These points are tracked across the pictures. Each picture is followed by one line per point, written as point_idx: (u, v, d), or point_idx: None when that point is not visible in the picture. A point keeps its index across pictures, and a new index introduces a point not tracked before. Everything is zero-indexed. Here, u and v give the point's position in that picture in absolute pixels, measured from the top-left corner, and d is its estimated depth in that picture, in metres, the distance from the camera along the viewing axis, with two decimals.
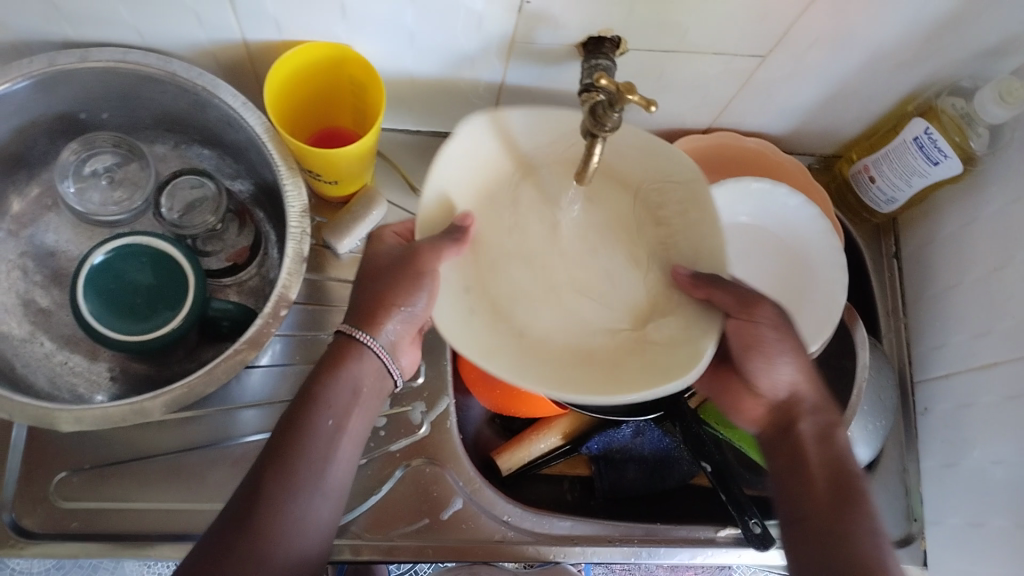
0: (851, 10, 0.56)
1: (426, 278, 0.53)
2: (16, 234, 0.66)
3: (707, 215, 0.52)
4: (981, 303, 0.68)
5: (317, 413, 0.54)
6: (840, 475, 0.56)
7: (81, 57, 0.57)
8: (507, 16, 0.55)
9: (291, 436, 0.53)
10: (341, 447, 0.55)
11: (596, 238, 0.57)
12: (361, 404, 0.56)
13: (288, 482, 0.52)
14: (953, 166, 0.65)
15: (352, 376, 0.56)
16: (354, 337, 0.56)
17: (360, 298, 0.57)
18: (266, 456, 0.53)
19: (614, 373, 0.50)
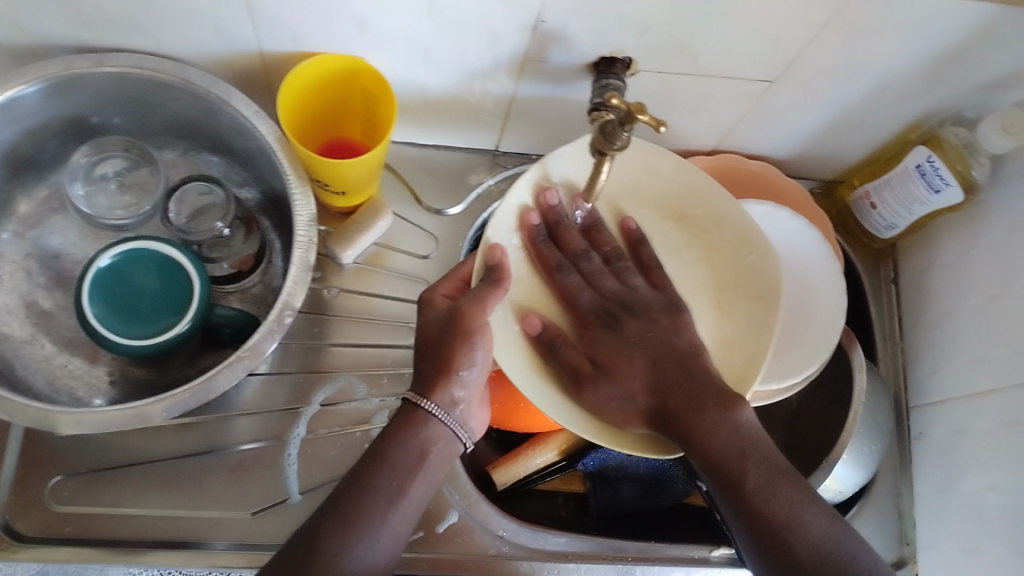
0: (859, 39, 0.57)
1: (476, 330, 0.56)
2: (21, 235, 0.66)
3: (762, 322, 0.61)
4: (978, 330, 0.69)
5: (380, 476, 0.54)
6: (721, 458, 0.53)
7: (97, 61, 0.58)
8: (522, 33, 0.56)
9: (351, 496, 0.53)
10: (398, 509, 0.54)
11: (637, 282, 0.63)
12: (426, 471, 0.56)
13: (340, 544, 0.51)
14: (955, 194, 0.66)
15: (421, 442, 0.56)
16: (418, 405, 0.56)
17: (420, 368, 0.57)
18: (323, 514, 0.53)
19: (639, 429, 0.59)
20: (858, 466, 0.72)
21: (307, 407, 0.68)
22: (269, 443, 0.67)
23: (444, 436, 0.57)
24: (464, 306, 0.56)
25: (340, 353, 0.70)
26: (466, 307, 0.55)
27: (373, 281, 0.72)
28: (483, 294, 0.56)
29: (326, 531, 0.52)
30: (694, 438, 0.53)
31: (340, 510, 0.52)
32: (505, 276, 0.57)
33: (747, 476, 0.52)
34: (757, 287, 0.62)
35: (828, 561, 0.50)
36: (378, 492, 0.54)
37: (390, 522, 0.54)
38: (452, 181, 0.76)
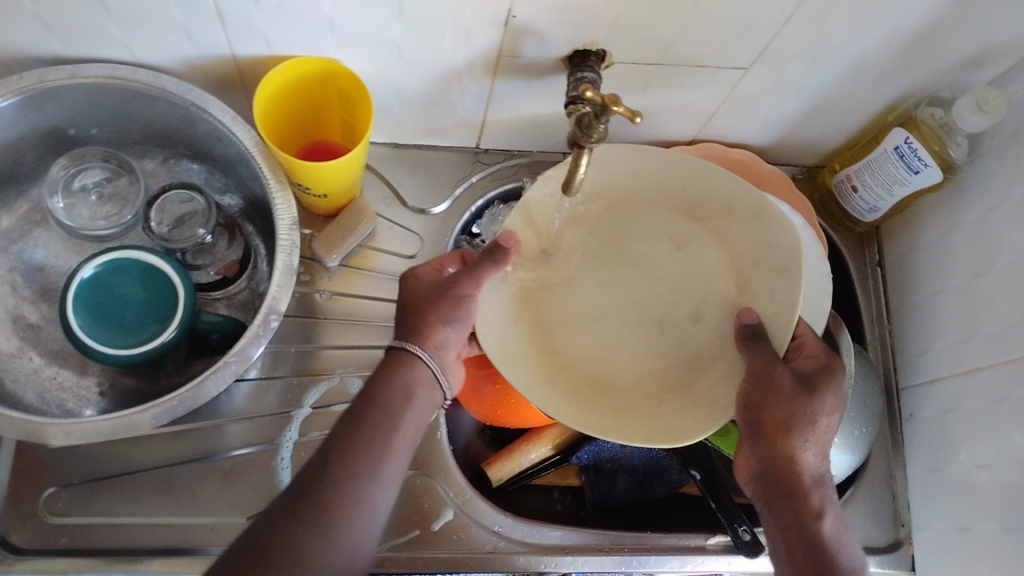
0: (830, 23, 0.57)
1: (465, 299, 0.59)
2: (4, 249, 0.66)
3: (784, 295, 0.56)
4: (963, 309, 0.69)
5: (371, 414, 0.54)
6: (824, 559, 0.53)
7: (69, 73, 0.58)
8: (494, 29, 0.56)
9: (345, 441, 0.53)
10: (393, 452, 0.54)
11: (663, 280, 0.64)
12: (417, 409, 0.56)
13: (334, 491, 0.51)
14: (934, 174, 0.66)
15: (405, 381, 0.57)
16: (407, 348, 0.58)
17: (405, 324, 0.59)
18: (317, 463, 0.53)
19: (682, 416, 0.58)
20: (850, 450, 0.72)
21: (299, 411, 0.68)
22: (261, 447, 0.67)
23: (427, 378, 0.58)
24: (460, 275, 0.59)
25: (331, 356, 0.70)
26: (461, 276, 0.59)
27: (359, 282, 0.72)
28: (478, 270, 0.59)
29: (334, 465, 0.52)
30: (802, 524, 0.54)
31: (340, 452, 0.52)
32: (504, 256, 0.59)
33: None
34: (776, 260, 0.57)
35: None
36: (372, 435, 0.54)
37: (389, 458, 0.54)
38: (436, 181, 0.76)
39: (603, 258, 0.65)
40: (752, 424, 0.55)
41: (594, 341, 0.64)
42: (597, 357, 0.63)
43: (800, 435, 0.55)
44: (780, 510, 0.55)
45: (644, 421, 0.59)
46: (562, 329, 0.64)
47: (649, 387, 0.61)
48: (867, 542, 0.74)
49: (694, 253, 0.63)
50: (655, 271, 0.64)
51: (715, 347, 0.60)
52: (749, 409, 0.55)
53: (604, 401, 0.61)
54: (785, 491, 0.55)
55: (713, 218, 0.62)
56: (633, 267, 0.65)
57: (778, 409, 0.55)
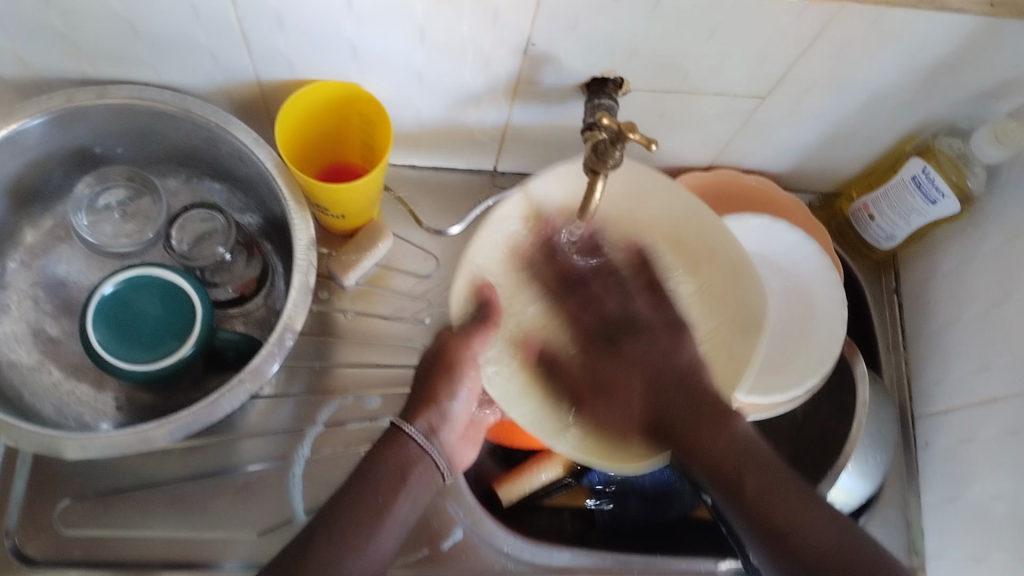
0: (848, 55, 0.57)
1: (465, 368, 0.58)
2: (28, 264, 0.67)
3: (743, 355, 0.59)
4: (979, 340, 0.69)
5: (363, 490, 0.55)
6: (721, 460, 0.56)
7: (97, 93, 0.59)
8: (514, 56, 0.56)
9: (336, 510, 0.54)
10: (385, 524, 0.55)
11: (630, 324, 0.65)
12: (411, 487, 0.56)
13: (324, 559, 0.52)
14: (951, 205, 0.66)
15: (402, 459, 0.57)
16: (401, 429, 0.58)
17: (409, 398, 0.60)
18: (310, 531, 0.54)
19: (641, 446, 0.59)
20: (864, 477, 0.71)
21: (314, 427, 0.69)
22: (274, 463, 0.68)
23: (424, 457, 0.57)
24: (451, 342, 0.58)
25: (345, 373, 0.71)
26: (457, 344, 0.58)
27: (376, 302, 0.73)
28: (470, 334, 0.59)
29: (318, 544, 0.53)
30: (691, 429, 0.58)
31: (330, 524, 0.53)
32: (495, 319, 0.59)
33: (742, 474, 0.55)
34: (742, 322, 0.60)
35: (837, 546, 0.51)
36: (363, 506, 0.55)
37: (379, 532, 0.54)
38: (454, 201, 0.77)
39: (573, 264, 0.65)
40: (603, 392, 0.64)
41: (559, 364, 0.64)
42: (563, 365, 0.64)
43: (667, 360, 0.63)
44: (697, 453, 0.57)
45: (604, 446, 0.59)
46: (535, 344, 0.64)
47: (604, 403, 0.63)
48: None
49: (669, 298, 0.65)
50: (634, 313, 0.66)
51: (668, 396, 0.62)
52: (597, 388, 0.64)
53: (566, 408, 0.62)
54: (688, 452, 0.58)
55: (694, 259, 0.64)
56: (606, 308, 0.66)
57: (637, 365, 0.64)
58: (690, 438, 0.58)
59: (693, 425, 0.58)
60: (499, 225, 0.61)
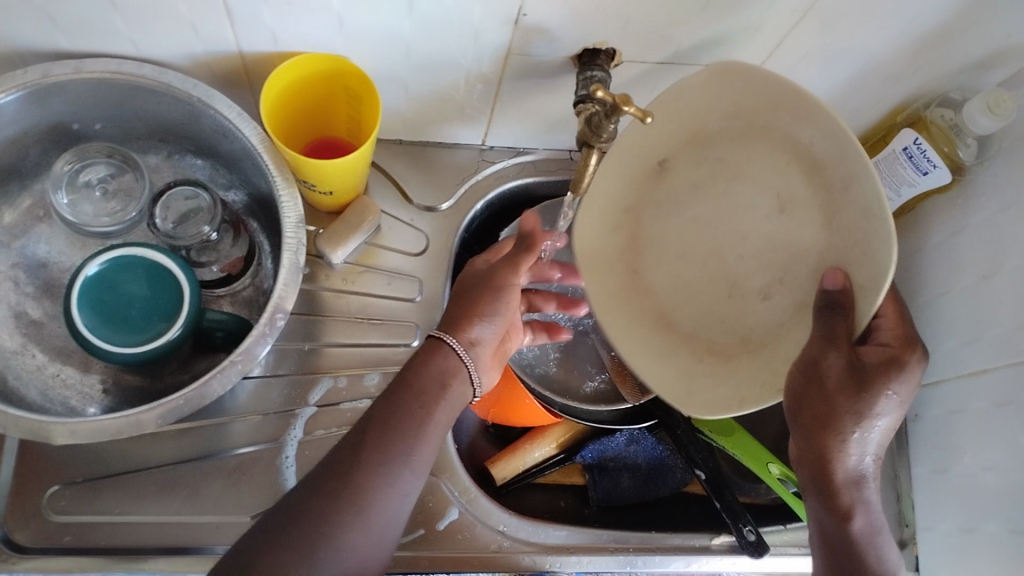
0: (841, 23, 0.57)
1: (505, 290, 0.62)
2: (7, 245, 0.65)
3: (860, 247, 0.46)
4: (969, 311, 0.69)
5: (407, 398, 0.58)
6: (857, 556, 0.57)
7: (75, 67, 0.57)
8: (504, 27, 0.55)
9: (384, 419, 0.57)
10: (428, 436, 0.58)
11: (765, 242, 0.55)
12: (450, 398, 0.60)
13: (373, 461, 0.55)
14: (942, 175, 0.66)
15: (441, 370, 0.60)
16: (442, 339, 0.61)
17: (449, 313, 0.63)
18: (353, 438, 0.56)
19: (711, 385, 0.56)
20: None
21: (304, 408, 0.68)
22: (266, 445, 0.67)
23: (461, 369, 0.61)
24: (499, 266, 0.63)
25: (334, 353, 0.70)
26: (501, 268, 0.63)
27: (364, 280, 0.72)
28: (520, 261, 0.62)
29: (372, 444, 0.55)
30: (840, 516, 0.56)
31: (373, 432, 0.56)
32: (535, 244, 0.62)
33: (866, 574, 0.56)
34: (852, 246, 0.47)
35: None
36: (407, 415, 0.57)
37: (423, 441, 0.57)
38: (442, 177, 0.75)
39: (716, 183, 0.58)
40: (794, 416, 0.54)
41: (693, 270, 0.60)
42: (667, 293, 0.61)
43: (840, 432, 0.54)
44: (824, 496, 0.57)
45: (671, 377, 0.59)
46: (658, 253, 0.62)
47: (712, 345, 0.58)
48: None
49: (800, 219, 0.52)
50: (749, 227, 0.56)
51: (769, 332, 0.54)
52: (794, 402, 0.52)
53: (660, 336, 0.61)
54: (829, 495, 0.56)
55: (828, 188, 0.49)
56: (750, 225, 0.56)
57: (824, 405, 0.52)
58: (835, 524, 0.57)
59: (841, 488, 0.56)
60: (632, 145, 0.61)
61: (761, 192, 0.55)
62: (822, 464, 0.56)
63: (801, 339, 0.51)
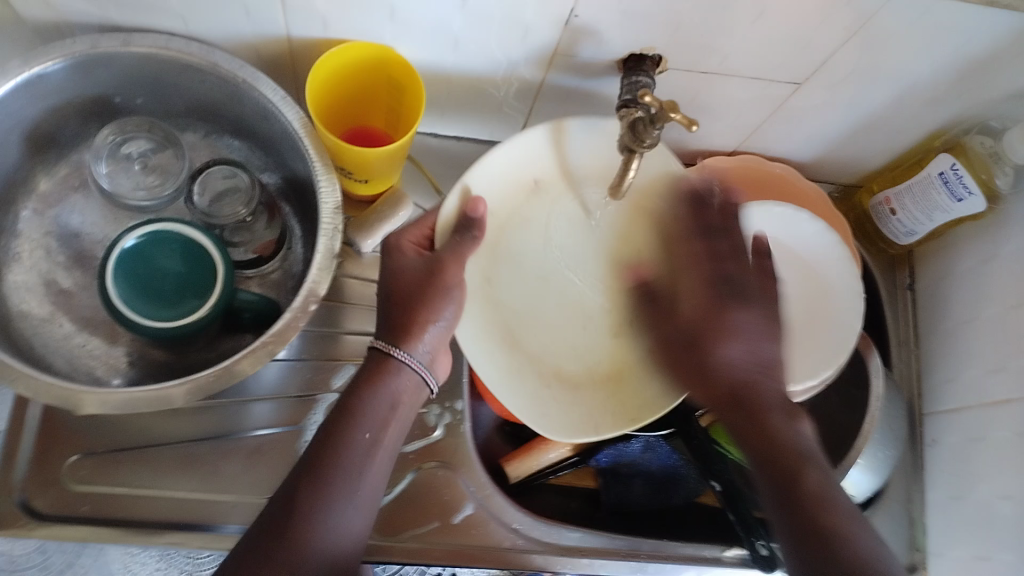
0: (888, 45, 0.57)
1: (454, 289, 0.57)
2: (41, 212, 0.66)
3: (706, 310, 0.62)
4: (995, 340, 0.69)
5: (352, 427, 0.53)
6: (783, 453, 0.51)
7: (123, 41, 0.58)
8: (554, 27, 0.56)
9: (326, 451, 0.52)
10: (373, 466, 0.53)
11: (592, 280, 0.67)
12: (399, 420, 0.55)
13: (318, 501, 0.50)
14: (977, 204, 0.66)
15: (393, 390, 0.55)
16: (390, 354, 0.55)
17: (392, 318, 0.56)
18: (296, 473, 0.52)
19: (567, 410, 0.62)
20: (872, 471, 0.72)
21: (324, 394, 0.68)
22: (285, 429, 0.67)
23: (413, 383, 0.56)
24: (445, 261, 0.58)
25: (356, 342, 0.70)
26: (445, 264, 0.58)
27: None
28: (462, 253, 0.59)
29: (304, 484, 0.51)
30: (760, 426, 0.52)
31: (316, 467, 0.51)
32: (481, 230, 0.60)
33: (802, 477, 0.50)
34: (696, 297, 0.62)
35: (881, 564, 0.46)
36: (354, 444, 0.53)
37: (367, 472, 0.53)
38: None
39: (575, 233, 0.67)
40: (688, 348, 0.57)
41: (524, 295, 0.66)
42: (518, 313, 0.65)
43: (740, 340, 0.55)
44: (732, 421, 0.54)
45: (525, 400, 0.62)
46: (508, 271, 0.66)
47: (562, 373, 0.64)
48: None
49: (640, 276, 0.66)
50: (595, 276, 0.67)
51: (613, 366, 0.65)
52: (682, 333, 0.59)
53: (506, 355, 0.64)
54: (777, 467, 0.51)
55: (672, 260, 0.64)
56: (562, 257, 0.67)
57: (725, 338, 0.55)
58: (763, 428, 0.52)
59: (803, 466, 0.51)
60: (516, 163, 0.65)
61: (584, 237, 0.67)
62: (739, 391, 0.54)
63: (646, 382, 0.64)
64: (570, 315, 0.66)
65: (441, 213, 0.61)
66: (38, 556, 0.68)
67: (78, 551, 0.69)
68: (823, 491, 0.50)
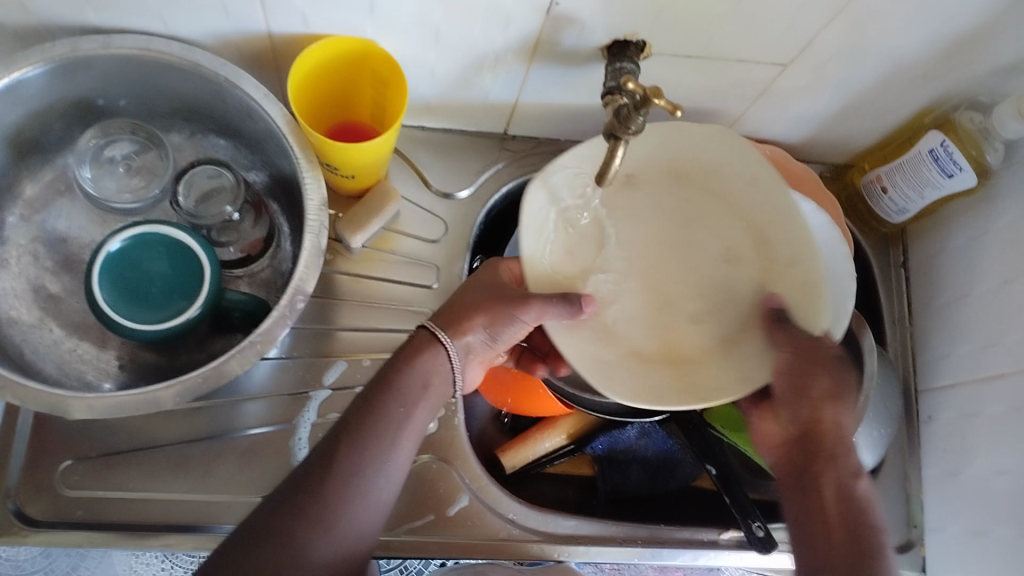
0: (874, 23, 0.56)
1: (517, 321, 0.58)
2: (28, 218, 0.65)
3: (816, 293, 0.58)
4: (989, 317, 0.69)
5: (384, 400, 0.55)
6: (859, 520, 0.56)
7: (102, 42, 0.57)
8: (536, 16, 0.55)
9: (359, 421, 0.55)
10: (402, 439, 0.56)
11: (690, 281, 0.64)
12: (430, 399, 0.57)
13: (346, 470, 0.53)
14: (968, 179, 0.65)
15: (425, 369, 0.57)
16: (435, 336, 0.58)
17: (446, 313, 0.60)
18: (331, 439, 0.55)
19: (662, 385, 0.59)
20: (868, 450, 0.72)
21: (316, 391, 0.68)
22: (279, 427, 0.67)
23: (447, 369, 0.58)
24: (530, 300, 0.57)
25: (348, 338, 0.70)
26: (528, 302, 0.57)
27: (380, 266, 0.72)
28: (547, 308, 0.57)
29: (340, 454, 0.53)
30: (820, 477, 0.57)
31: (349, 434, 0.54)
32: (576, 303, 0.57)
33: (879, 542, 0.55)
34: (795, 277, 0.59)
35: None
36: (385, 417, 0.55)
37: (398, 445, 0.55)
38: (463, 165, 0.75)
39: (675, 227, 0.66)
40: (795, 391, 0.57)
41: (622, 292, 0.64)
42: (610, 304, 0.63)
43: (841, 404, 0.57)
44: (815, 475, 0.57)
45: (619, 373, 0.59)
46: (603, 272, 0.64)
47: (642, 352, 0.62)
48: None
49: (743, 273, 0.63)
50: (694, 266, 0.65)
51: (705, 351, 0.62)
52: (791, 377, 0.56)
53: (594, 340, 0.61)
54: (846, 534, 0.55)
55: (774, 259, 0.61)
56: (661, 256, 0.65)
57: (823, 381, 0.56)
58: (833, 488, 0.57)
59: (868, 538, 0.55)
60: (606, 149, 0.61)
61: (708, 231, 0.65)
62: (810, 437, 0.58)
63: (722, 370, 0.60)
64: (662, 310, 0.64)
65: (526, 251, 0.60)
66: (42, 560, 0.71)
67: (82, 555, 0.72)
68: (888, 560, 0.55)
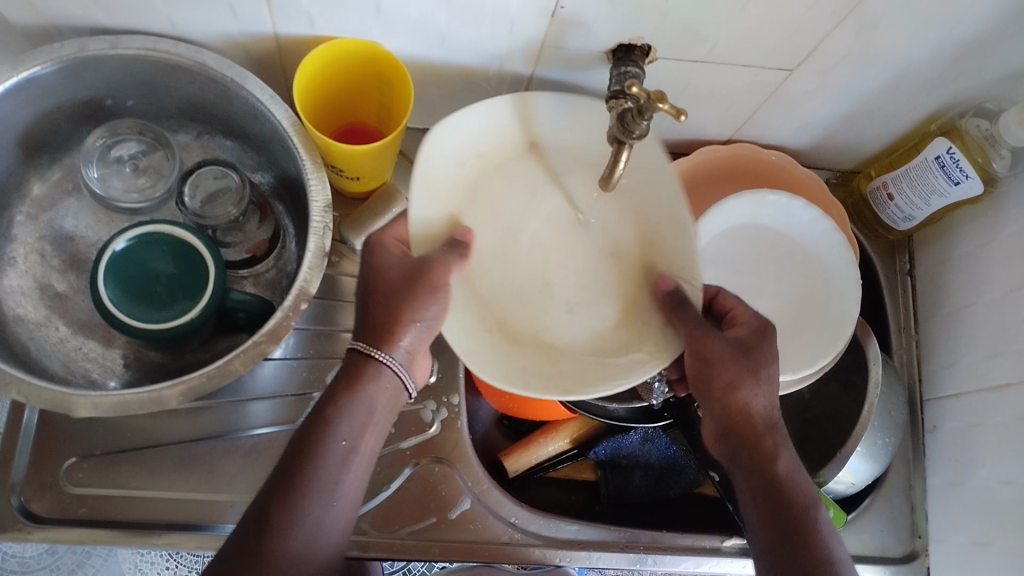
0: (879, 28, 0.56)
1: (439, 292, 0.53)
2: (35, 217, 0.66)
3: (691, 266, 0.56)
4: (994, 325, 0.68)
5: (326, 436, 0.52)
6: (789, 498, 0.55)
7: (111, 43, 0.57)
8: (540, 19, 0.55)
9: (301, 463, 0.52)
10: (348, 473, 0.53)
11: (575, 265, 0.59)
12: (375, 425, 0.55)
13: (290, 518, 0.51)
14: (974, 186, 0.65)
15: (369, 397, 0.54)
16: (371, 355, 0.54)
17: (372, 313, 0.54)
18: (273, 484, 0.52)
19: (553, 374, 0.55)
20: (871, 459, 0.72)
21: (319, 392, 0.68)
22: (283, 427, 0.67)
23: (393, 386, 0.55)
24: (432, 262, 0.53)
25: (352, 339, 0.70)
26: (431, 265, 0.53)
27: None
28: (449, 262, 0.54)
29: (279, 502, 0.51)
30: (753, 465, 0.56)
31: (291, 479, 0.51)
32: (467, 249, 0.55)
33: (811, 514, 0.55)
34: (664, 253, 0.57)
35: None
36: (329, 454, 0.52)
37: (344, 480, 0.53)
38: None
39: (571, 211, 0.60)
40: (704, 380, 0.56)
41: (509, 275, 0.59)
42: (501, 291, 0.58)
43: (752, 388, 0.56)
44: (747, 461, 0.57)
45: (511, 364, 0.55)
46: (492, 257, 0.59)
47: (541, 343, 0.57)
48: (884, 552, 0.74)
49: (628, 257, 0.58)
50: (581, 250, 0.59)
51: (598, 341, 0.57)
52: (698, 368, 0.55)
53: (495, 331, 0.57)
54: (779, 516, 0.55)
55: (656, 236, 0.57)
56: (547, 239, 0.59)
57: (728, 371, 0.55)
58: (766, 470, 0.56)
59: (802, 508, 0.55)
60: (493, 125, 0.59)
61: (578, 211, 0.60)
62: (736, 426, 0.56)
63: (618, 355, 0.56)
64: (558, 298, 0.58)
65: (415, 217, 0.56)
66: (49, 556, 0.75)
67: (87, 553, 0.75)
68: (824, 530, 0.55)
